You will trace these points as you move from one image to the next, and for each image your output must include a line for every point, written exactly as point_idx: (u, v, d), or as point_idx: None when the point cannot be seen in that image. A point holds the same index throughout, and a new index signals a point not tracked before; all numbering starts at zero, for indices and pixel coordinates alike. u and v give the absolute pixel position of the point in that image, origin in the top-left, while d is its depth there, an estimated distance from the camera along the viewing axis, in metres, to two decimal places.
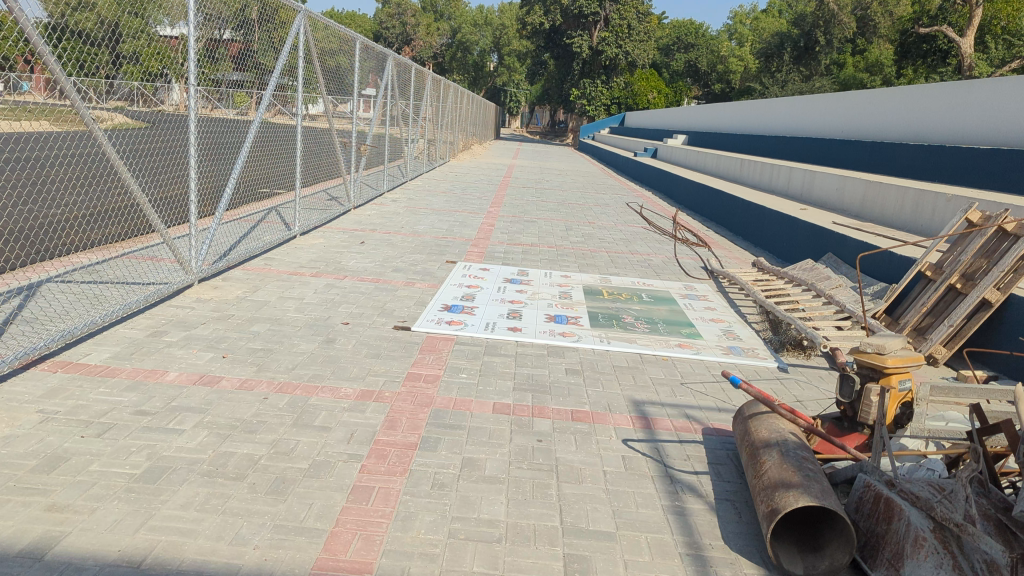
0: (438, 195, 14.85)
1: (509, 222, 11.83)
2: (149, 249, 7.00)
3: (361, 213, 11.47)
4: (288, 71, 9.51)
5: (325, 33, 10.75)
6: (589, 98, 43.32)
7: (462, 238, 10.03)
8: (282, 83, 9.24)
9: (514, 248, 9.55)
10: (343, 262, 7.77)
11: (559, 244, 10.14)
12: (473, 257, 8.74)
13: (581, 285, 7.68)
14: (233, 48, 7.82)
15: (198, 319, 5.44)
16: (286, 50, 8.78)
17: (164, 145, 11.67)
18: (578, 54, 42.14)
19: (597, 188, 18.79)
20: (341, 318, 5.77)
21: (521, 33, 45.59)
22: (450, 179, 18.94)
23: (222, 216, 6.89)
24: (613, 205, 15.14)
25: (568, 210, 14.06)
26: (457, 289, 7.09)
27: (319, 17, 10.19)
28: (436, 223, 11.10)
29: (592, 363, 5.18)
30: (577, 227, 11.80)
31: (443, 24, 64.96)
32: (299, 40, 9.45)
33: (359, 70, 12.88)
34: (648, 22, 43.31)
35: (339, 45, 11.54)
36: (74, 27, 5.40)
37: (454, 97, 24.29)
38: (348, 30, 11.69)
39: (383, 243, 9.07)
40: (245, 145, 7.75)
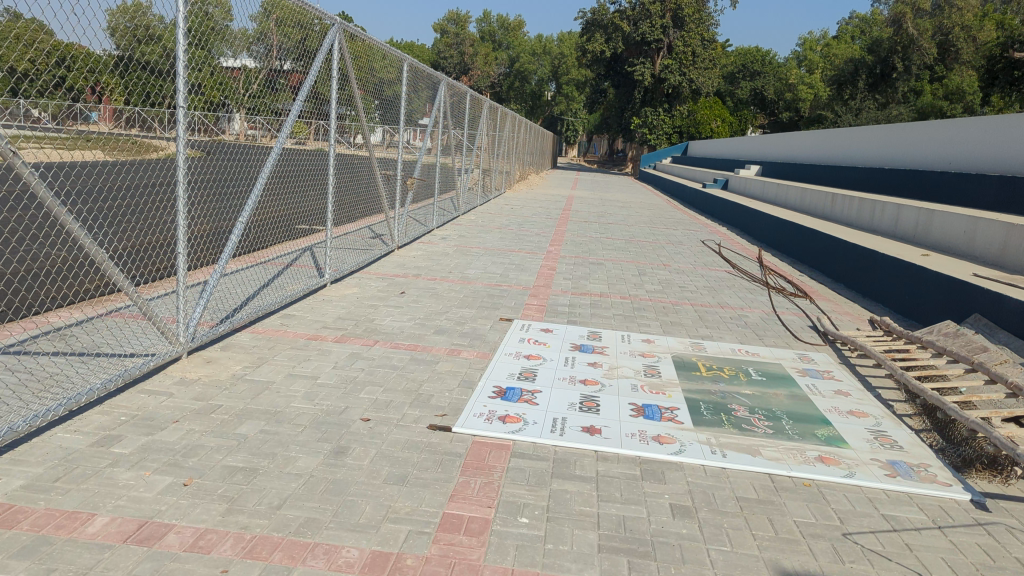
0: (493, 231, 13.52)
1: (573, 265, 10.39)
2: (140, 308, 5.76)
3: (407, 254, 10.17)
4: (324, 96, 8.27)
5: (371, 54, 9.53)
6: (651, 127, 41.74)
7: (520, 286, 8.61)
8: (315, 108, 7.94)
9: (582, 300, 8.07)
10: (376, 323, 6.39)
11: (634, 295, 8.62)
12: (532, 312, 7.30)
13: (669, 355, 6.10)
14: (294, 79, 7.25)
15: (171, 413, 4.07)
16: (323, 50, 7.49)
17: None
18: (640, 82, 40.79)
19: (666, 222, 17.28)
20: (360, 411, 4.34)
21: (581, 62, 44.57)
22: (507, 212, 17.62)
23: (223, 267, 5.53)
24: (688, 244, 13.57)
25: (638, 249, 12.56)
26: (513, 360, 5.60)
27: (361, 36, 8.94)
28: (490, 266, 9.70)
29: (708, 494, 3.65)
30: (651, 271, 10.29)
31: (501, 53, 64.26)
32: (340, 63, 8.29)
33: (412, 96, 11.66)
34: (714, 49, 41.69)
35: (389, 69, 10.33)
36: (143, 61, 4.99)
37: (511, 125, 23.01)
38: (400, 52, 10.44)
39: (425, 294, 7.69)
40: (260, 175, 6.38)
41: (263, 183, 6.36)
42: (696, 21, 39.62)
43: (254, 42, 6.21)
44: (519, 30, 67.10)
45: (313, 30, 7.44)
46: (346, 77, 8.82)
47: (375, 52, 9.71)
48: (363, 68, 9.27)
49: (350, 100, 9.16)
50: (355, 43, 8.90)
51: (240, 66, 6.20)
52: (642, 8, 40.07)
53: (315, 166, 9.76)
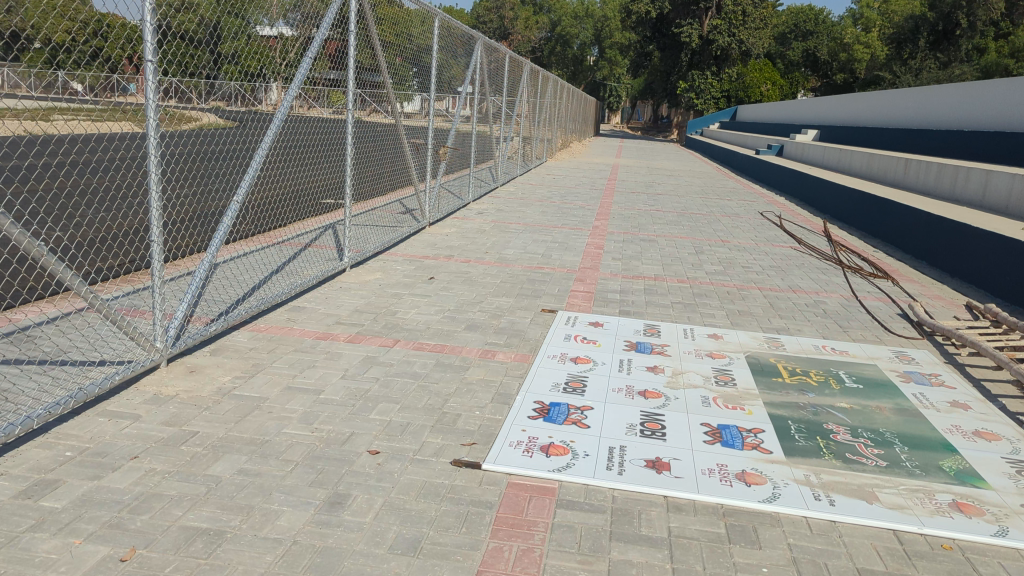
0: (534, 204, 12.61)
1: (622, 242, 9.44)
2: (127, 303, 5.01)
3: (439, 231, 9.33)
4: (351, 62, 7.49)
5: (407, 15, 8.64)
6: (698, 91, 40.12)
7: (564, 268, 7.70)
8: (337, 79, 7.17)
9: (635, 285, 7.13)
10: (399, 317, 5.52)
11: (694, 278, 7.65)
12: (578, 301, 6.40)
13: (744, 356, 5.13)
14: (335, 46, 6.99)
15: (131, 447, 3.28)
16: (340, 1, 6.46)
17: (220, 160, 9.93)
18: (687, 44, 39.18)
19: (719, 193, 16.18)
20: (368, 440, 3.49)
21: (625, 24, 43.11)
22: (548, 183, 16.68)
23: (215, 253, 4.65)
24: (745, 217, 12.50)
25: (692, 223, 11.54)
26: (557, 365, 4.70)
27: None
28: (530, 245, 8.80)
29: (823, 568, 2.73)
30: (709, 249, 9.30)
31: (541, 18, 62.68)
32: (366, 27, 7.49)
33: (449, 59, 10.76)
34: (765, 9, 39.83)
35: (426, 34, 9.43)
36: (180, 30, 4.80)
37: (552, 90, 21.98)
38: (440, 12, 9.59)
39: (457, 280, 6.81)
40: (260, 147, 5.40)
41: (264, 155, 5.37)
42: None
43: (291, 10, 5.98)
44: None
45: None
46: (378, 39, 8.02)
47: (413, 17, 8.87)
48: (396, 31, 8.42)
49: (391, 65, 8.57)
50: (389, 6, 8.10)
51: (277, 35, 5.93)
52: None
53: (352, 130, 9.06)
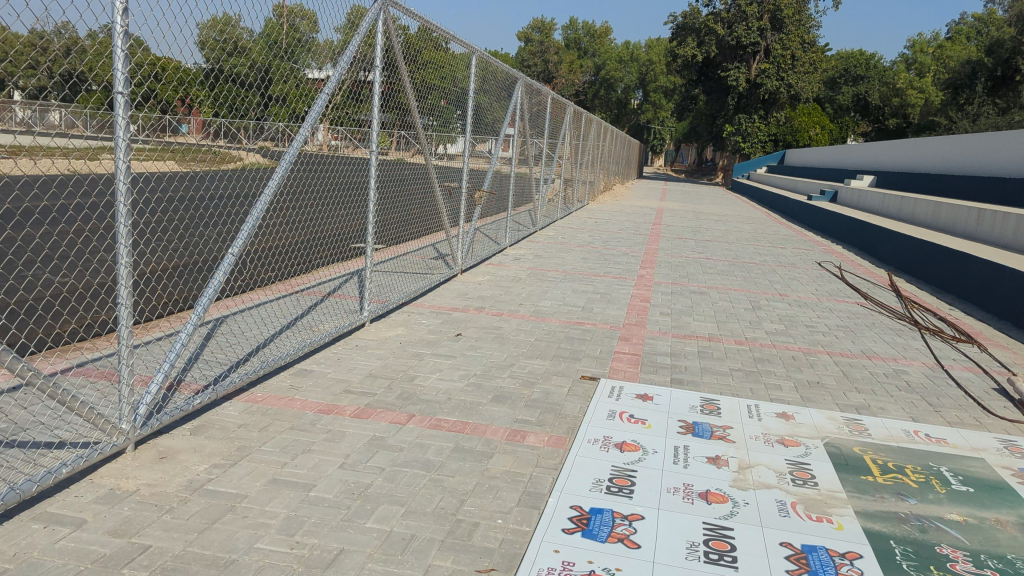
0: (575, 250, 11.91)
1: (670, 295, 8.67)
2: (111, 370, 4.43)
3: (473, 280, 8.67)
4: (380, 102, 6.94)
5: (438, 51, 8.06)
6: (745, 135, 39.32)
7: (607, 324, 6.95)
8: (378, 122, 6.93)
9: (686, 347, 6.35)
10: (417, 385, 4.82)
11: (752, 338, 6.85)
12: (623, 366, 5.64)
13: (823, 444, 4.30)
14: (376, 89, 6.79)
15: (61, 565, 2.61)
16: (364, 32, 5.97)
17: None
18: (734, 88, 38.48)
19: (771, 240, 15.33)
20: (358, 561, 2.77)
21: (670, 68, 42.64)
22: (590, 227, 15.99)
23: (202, 313, 4.00)
24: (803, 268, 11.63)
25: (746, 274, 10.72)
26: (599, 452, 3.94)
27: (435, 30, 7.81)
28: (570, 297, 8.08)
29: None
30: (767, 304, 8.48)
31: (586, 61, 62.75)
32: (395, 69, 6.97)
33: (491, 99, 10.20)
34: (814, 53, 39.08)
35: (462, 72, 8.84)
36: (232, 74, 4.67)
37: (596, 132, 21.40)
38: (486, 53, 9.40)
39: (487, 338, 6.11)
40: (265, 191, 4.76)
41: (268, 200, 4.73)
42: (795, 22, 37.24)
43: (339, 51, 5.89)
44: (604, 37, 65.49)
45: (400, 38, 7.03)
46: (422, 81, 7.88)
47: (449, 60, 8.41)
48: (431, 71, 7.96)
49: (435, 108, 8.36)
50: (434, 49, 8.01)
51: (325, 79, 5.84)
52: (737, 10, 37.84)
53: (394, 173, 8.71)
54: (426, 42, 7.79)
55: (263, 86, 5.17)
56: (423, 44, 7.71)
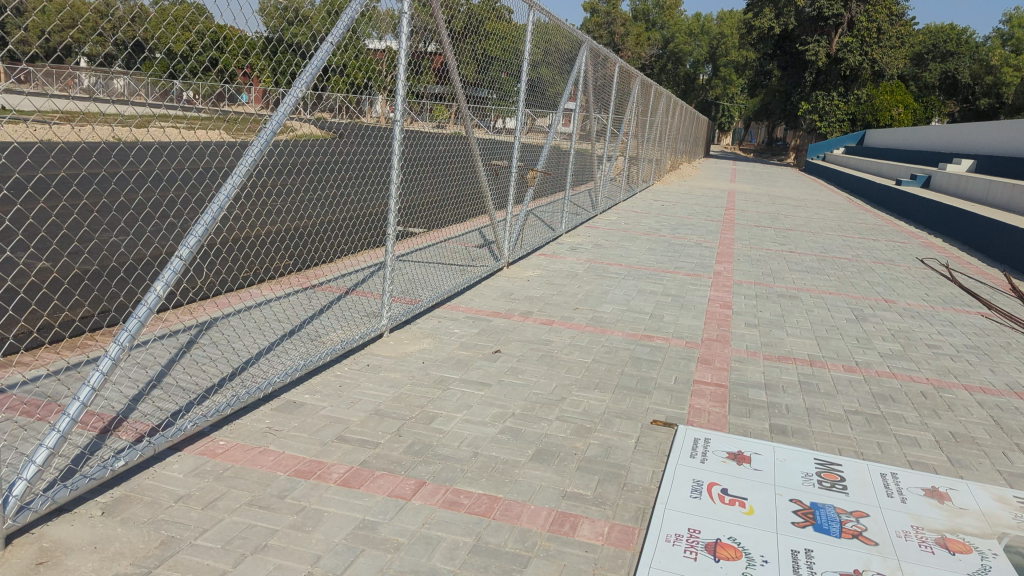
0: (640, 239, 10.61)
1: (756, 300, 7.33)
2: (43, 404, 3.41)
3: (522, 276, 7.49)
4: (429, 78, 6.00)
5: (496, 17, 6.84)
6: (822, 113, 37.13)
7: (682, 340, 5.68)
8: (426, 91, 5.95)
9: (783, 375, 5.04)
10: (435, 431, 3.64)
11: (865, 364, 5.49)
12: (705, 405, 4.38)
13: (1004, 551, 2.99)
14: (436, 61, 5.97)
15: None
16: None
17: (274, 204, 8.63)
18: (813, 63, 36.23)
19: (859, 232, 13.75)
20: None
21: (745, 41, 40.54)
22: (657, 211, 14.62)
23: (123, 347, 2.81)
24: (904, 268, 10.10)
25: (840, 274, 9.27)
26: (683, 561, 2.71)
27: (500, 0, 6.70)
28: (636, 300, 6.82)
29: None
30: (872, 315, 7.08)
31: (654, 33, 60.56)
32: (441, 47, 5.87)
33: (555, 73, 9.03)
34: (903, 26, 36.48)
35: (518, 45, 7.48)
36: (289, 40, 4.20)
37: (665, 107, 19.96)
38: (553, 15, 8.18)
39: (531, 359, 4.90)
40: (238, 167, 3.74)
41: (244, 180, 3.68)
42: None
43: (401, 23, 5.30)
44: (675, 9, 63.18)
45: (460, 9, 6.18)
46: (478, 54, 6.76)
47: (509, 30, 7.21)
48: (491, 41, 6.85)
49: (496, 79, 7.20)
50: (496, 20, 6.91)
51: (385, 48, 5.26)
52: None
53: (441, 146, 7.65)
54: (486, 8, 6.65)
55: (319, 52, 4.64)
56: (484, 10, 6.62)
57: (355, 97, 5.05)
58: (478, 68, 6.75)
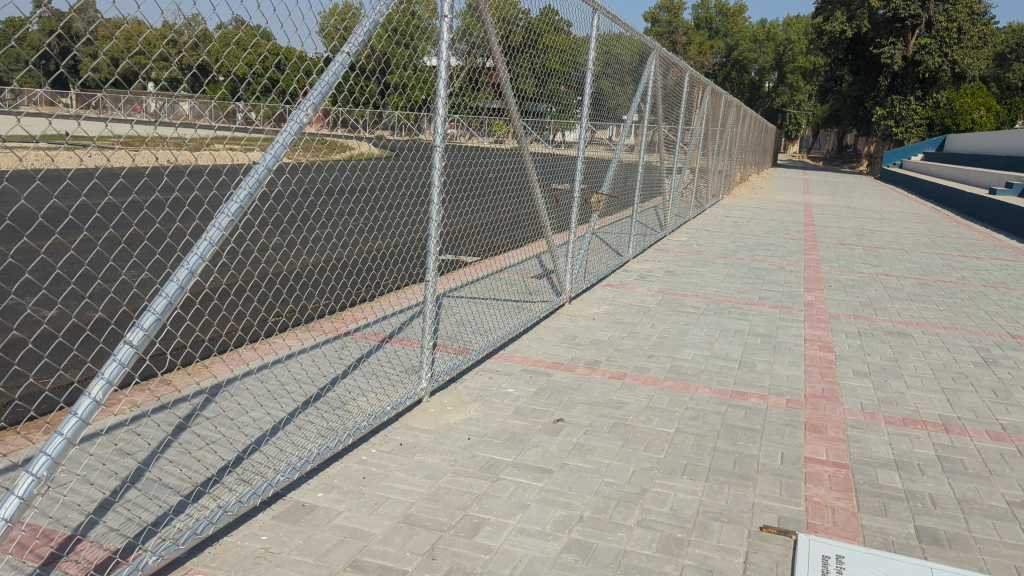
0: (715, 263, 9.65)
1: (859, 340, 6.32)
2: None
3: (586, 313, 6.64)
4: (485, 96, 5.18)
5: (557, 25, 6.02)
6: (898, 119, 35.31)
7: (780, 398, 4.74)
8: (480, 113, 5.13)
9: (916, 447, 4.05)
10: (480, 550, 2.81)
11: (1013, 427, 4.46)
12: (826, 495, 3.43)
13: None
14: (491, 78, 5.16)
15: None
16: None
17: (317, 237, 8.10)
18: (888, 66, 34.47)
19: (957, 249, 12.47)
20: None
21: (814, 47, 38.95)
22: (730, 229, 13.59)
23: (38, 481, 2.11)
24: (1020, 293, 8.90)
25: (948, 303, 8.16)
26: None
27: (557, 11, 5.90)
28: (719, 344, 5.90)
29: None
30: (1001, 358, 6.00)
31: (717, 41, 59.18)
32: (494, 65, 5.06)
33: (618, 84, 8.20)
34: (984, 24, 34.48)
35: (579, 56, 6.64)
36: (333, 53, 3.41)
37: (733, 118, 18.92)
38: (618, 22, 7.33)
39: (600, 430, 4.04)
40: (232, 197, 2.80)
41: (240, 214, 2.80)
42: None
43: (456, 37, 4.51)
44: (738, 17, 61.65)
45: (518, 23, 5.37)
46: (537, 68, 5.96)
47: (570, 42, 6.40)
48: (550, 53, 6.03)
49: (555, 93, 6.37)
50: (556, 31, 6.10)
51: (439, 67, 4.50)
52: None
53: (495, 166, 6.83)
54: (544, 21, 5.85)
55: (372, 74, 3.83)
56: (544, 18, 5.81)
57: (410, 114, 4.23)
58: (537, 82, 5.94)
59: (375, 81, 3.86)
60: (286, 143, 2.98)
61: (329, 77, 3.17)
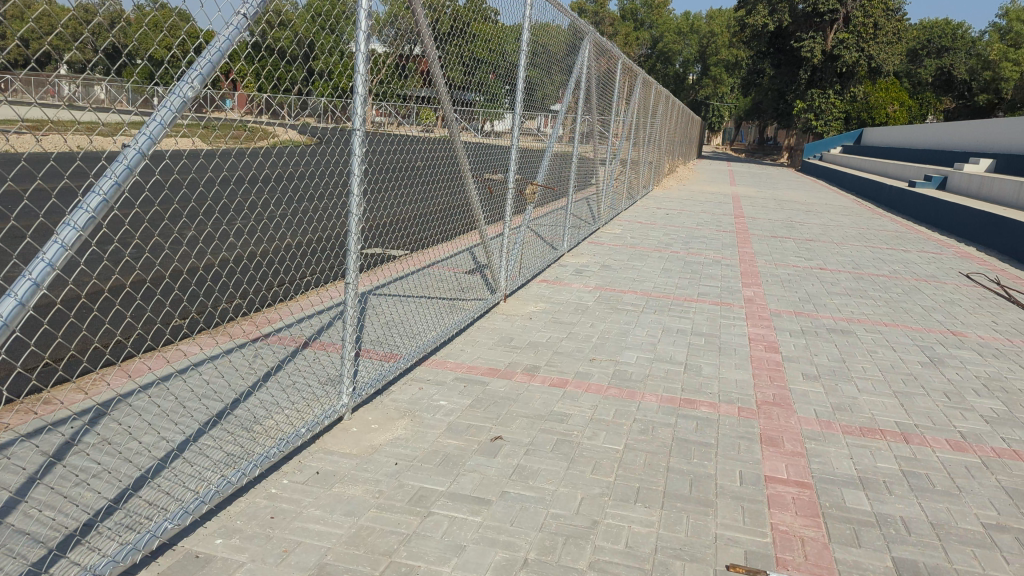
0: (650, 257, 9.40)
1: (803, 339, 6.10)
2: None
3: (521, 312, 6.25)
4: (414, 83, 4.72)
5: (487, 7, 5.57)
6: (818, 112, 36.02)
7: (731, 408, 4.42)
8: (411, 99, 4.66)
9: (879, 461, 3.78)
10: None
11: (972, 435, 4.25)
12: (793, 522, 3.11)
13: None
14: (421, 64, 4.69)
15: None
16: None
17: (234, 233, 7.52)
18: (808, 60, 35.06)
19: (884, 241, 12.55)
20: None
21: (737, 40, 39.39)
22: (662, 221, 13.40)
23: None
24: (950, 287, 8.90)
25: (884, 297, 8.06)
26: None
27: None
28: (662, 345, 5.58)
29: None
30: (946, 356, 5.85)
31: (643, 32, 59.42)
32: (426, 49, 4.59)
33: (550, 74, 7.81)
34: (899, 20, 35.41)
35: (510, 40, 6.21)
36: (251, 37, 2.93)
37: (662, 110, 18.81)
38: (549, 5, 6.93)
39: (543, 449, 3.64)
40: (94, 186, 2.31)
41: (103, 210, 2.31)
42: None
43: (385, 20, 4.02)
44: (663, 9, 62.10)
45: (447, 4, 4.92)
46: (466, 56, 5.52)
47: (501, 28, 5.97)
48: (480, 38, 5.58)
49: (485, 81, 5.91)
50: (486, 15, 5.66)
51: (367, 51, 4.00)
52: None
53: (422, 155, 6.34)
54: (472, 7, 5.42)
55: (297, 58, 3.33)
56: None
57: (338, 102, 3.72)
58: (468, 68, 5.49)
59: (300, 65, 3.36)
60: (164, 123, 2.48)
61: (221, 41, 2.66)
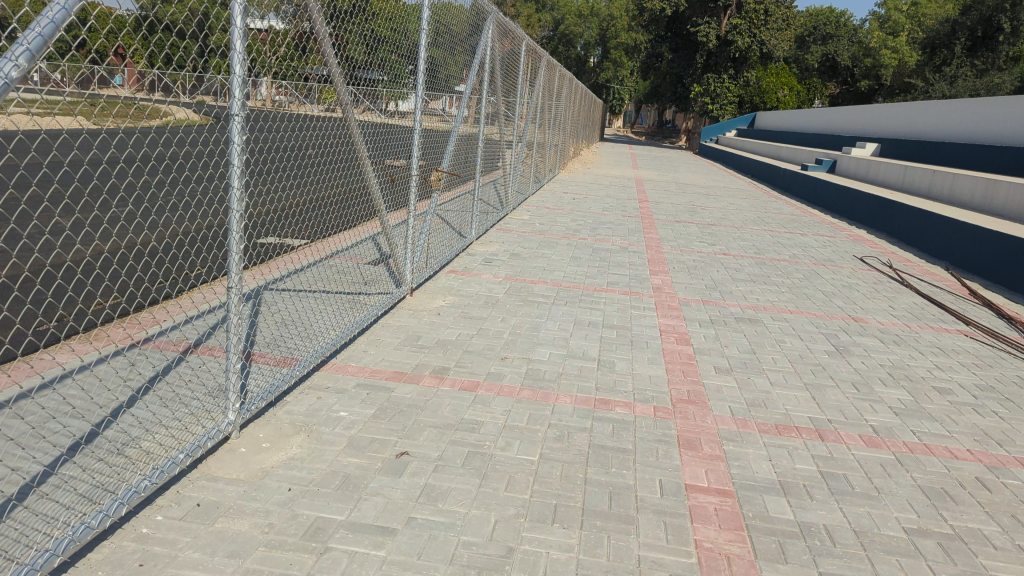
0: (557, 244, 9.23)
1: (713, 329, 6.03)
2: None
3: (427, 307, 5.94)
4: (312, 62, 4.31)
5: None
6: (714, 96, 36.78)
7: (647, 408, 4.26)
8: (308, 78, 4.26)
9: (798, 462, 3.68)
10: None
11: (885, 429, 4.22)
12: (717, 537, 2.95)
13: None
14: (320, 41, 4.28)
15: None
16: None
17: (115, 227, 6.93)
18: (704, 45, 35.72)
19: (782, 225, 12.80)
20: None
21: (635, 24, 39.74)
22: (567, 206, 13.28)
23: None
24: (848, 270, 9.07)
25: (787, 283, 8.13)
26: None
27: None
28: (574, 340, 5.39)
29: None
30: (851, 344, 5.87)
31: (543, 14, 59.30)
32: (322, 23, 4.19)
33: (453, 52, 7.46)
34: (789, 7, 36.46)
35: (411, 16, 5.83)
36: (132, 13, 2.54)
37: (565, 93, 18.70)
38: None
39: (452, 465, 3.37)
40: None
41: None
42: None
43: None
44: None
45: None
46: (367, 33, 5.14)
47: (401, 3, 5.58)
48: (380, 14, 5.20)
49: (386, 60, 5.54)
50: None
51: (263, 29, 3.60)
52: None
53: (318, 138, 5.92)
54: None
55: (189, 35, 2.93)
56: None
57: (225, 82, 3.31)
58: (366, 46, 5.10)
59: (189, 46, 2.96)
60: None
61: (55, 10, 2.27)
